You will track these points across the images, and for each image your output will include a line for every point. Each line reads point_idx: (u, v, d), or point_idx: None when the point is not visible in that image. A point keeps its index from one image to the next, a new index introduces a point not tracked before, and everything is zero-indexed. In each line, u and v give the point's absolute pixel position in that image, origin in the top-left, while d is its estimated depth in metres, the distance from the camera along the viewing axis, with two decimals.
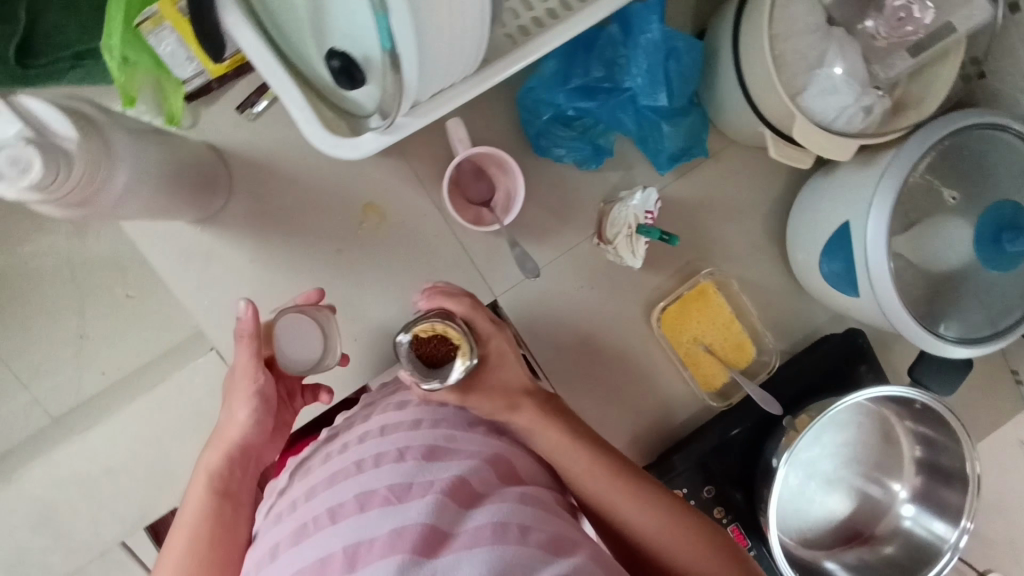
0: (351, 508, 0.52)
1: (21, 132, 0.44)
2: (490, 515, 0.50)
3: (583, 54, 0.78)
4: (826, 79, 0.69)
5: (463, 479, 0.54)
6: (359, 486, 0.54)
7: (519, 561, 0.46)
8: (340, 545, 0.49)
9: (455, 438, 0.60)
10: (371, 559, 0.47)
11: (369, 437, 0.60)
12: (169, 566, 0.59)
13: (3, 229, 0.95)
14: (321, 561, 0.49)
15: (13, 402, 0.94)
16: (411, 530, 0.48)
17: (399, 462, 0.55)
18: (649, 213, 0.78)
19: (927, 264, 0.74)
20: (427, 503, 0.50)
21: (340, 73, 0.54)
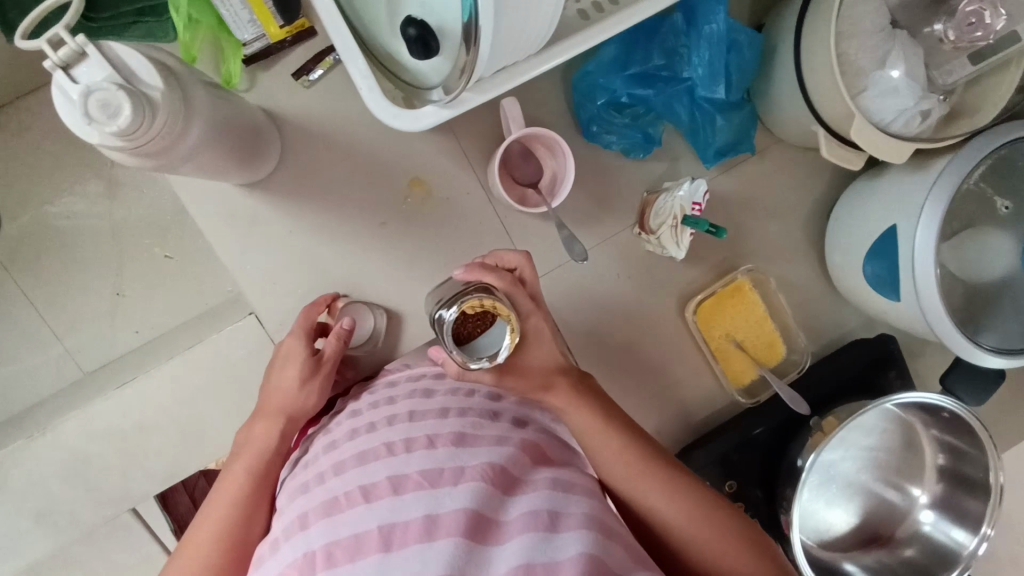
0: (385, 490, 0.51)
1: (111, 78, 0.44)
2: (528, 506, 0.50)
3: (644, 41, 0.78)
4: (886, 81, 0.71)
5: (497, 467, 0.53)
6: (391, 468, 0.53)
7: (558, 547, 0.46)
8: (374, 523, 0.48)
9: (482, 426, 0.59)
10: (406, 540, 0.46)
11: (397, 423, 0.59)
12: (212, 516, 0.59)
13: (46, 181, 0.95)
14: (354, 538, 0.48)
15: (48, 353, 0.95)
16: (448, 516, 0.48)
17: (431, 448, 0.54)
18: (696, 205, 0.78)
19: (971, 272, 0.75)
20: (462, 491, 0.50)
21: (415, 42, 0.55)
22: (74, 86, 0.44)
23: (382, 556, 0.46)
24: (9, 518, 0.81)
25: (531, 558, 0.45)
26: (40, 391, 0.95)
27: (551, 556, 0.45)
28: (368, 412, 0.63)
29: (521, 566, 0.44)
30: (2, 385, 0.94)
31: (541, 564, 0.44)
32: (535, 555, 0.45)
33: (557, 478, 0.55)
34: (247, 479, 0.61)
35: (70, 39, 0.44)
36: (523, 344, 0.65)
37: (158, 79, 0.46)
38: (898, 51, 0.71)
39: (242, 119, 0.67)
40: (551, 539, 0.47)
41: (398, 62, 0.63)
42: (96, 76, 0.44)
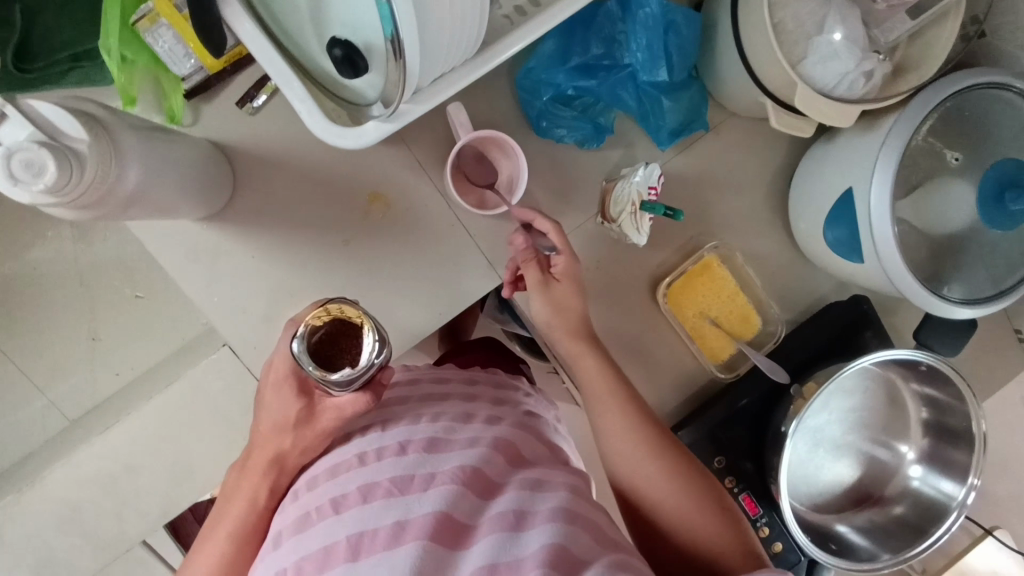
0: (354, 498, 0.52)
1: (33, 135, 0.44)
2: (503, 505, 0.51)
3: (581, 32, 0.78)
4: (827, 46, 0.71)
5: (468, 467, 0.54)
6: (360, 478, 0.54)
7: (524, 547, 0.48)
8: (343, 533, 0.49)
9: (455, 430, 0.60)
10: (373, 548, 0.48)
11: (371, 431, 0.60)
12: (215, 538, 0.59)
13: (7, 235, 0.95)
14: (324, 550, 0.49)
15: (32, 405, 0.95)
16: (416, 521, 0.49)
17: (402, 455, 0.55)
18: (652, 189, 0.79)
19: (931, 226, 0.75)
20: (431, 495, 0.51)
21: (343, 62, 0.55)
22: None
23: (349, 564, 0.47)
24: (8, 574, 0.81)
25: (492, 557, 0.47)
26: (26, 443, 0.95)
27: (516, 555, 0.47)
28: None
29: (485, 565, 0.46)
30: None
31: (504, 564, 0.47)
32: (500, 555, 0.47)
33: (535, 479, 0.56)
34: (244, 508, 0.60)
35: None
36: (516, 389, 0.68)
37: (83, 130, 0.46)
38: (834, 14, 0.71)
39: (188, 157, 0.66)
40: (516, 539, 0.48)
41: (335, 82, 0.63)
42: (19, 135, 0.44)
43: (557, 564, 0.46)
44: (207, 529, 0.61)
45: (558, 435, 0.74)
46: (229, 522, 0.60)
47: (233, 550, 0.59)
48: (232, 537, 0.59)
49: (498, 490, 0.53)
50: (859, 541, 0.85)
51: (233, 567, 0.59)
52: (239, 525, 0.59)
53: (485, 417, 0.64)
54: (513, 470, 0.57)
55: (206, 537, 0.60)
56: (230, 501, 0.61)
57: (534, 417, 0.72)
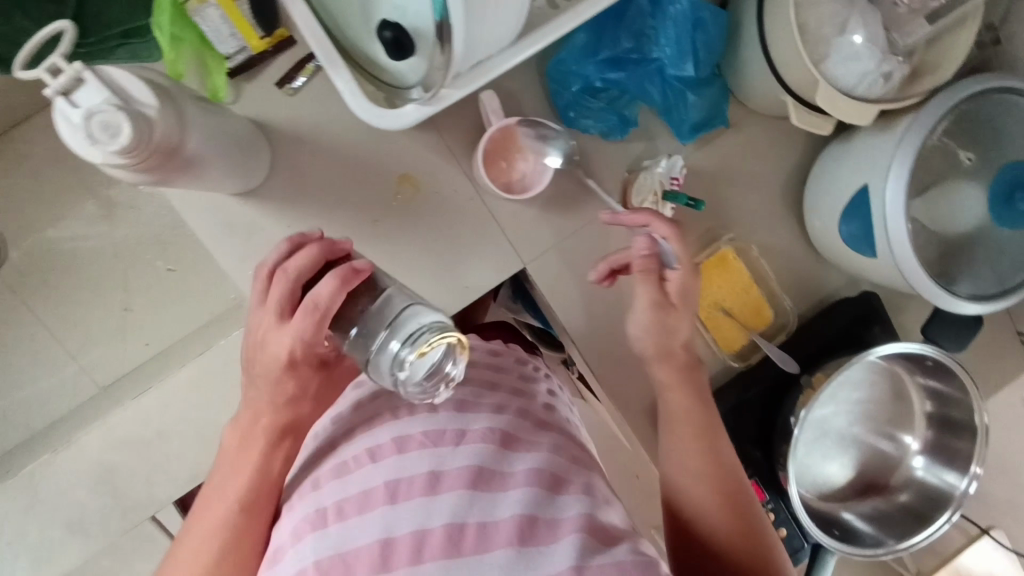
0: (389, 449, 0.55)
1: (109, 99, 0.47)
2: (530, 462, 0.56)
3: (612, 25, 0.80)
4: (849, 46, 0.74)
5: (495, 430, 0.59)
6: (394, 430, 0.57)
7: (558, 506, 0.53)
8: (381, 479, 0.53)
9: (481, 395, 0.64)
10: (411, 494, 0.52)
11: (403, 388, 0.63)
12: (215, 512, 0.57)
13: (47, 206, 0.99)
14: (364, 493, 0.53)
15: (64, 371, 0.98)
16: (450, 473, 0.53)
17: (434, 410, 0.59)
18: (674, 179, 0.84)
19: (943, 225, 0.77)
20: (464, 450, 0.55)
21: (392, 44, 0.58)
22: (73, 109, 0.47)
23: (388, 507, 0.51)
24: (40, 532, 0.83)
25: (528, 510, 0.51)
26: (59, 408, 0.98)
27: (551, 513, 0.52)
28: (368, 381, 0.68)
29: (521, 516, 0.51)
30: (17, 409, 0.97)
31: (541, 518, 0.51)
32: (535, 509, 0.52)
33: (557, 445, 0.61)
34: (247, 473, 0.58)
35: (68, 66, 0.46)
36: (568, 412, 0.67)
37: (153, 97, 0.49)
38: (856, 17, 0.74)
39: (233, 132, 0.69)
40: (548, 496, 0.53)
41: (377, 64, 0.66)
42: (94, 98, 0.47)
43: (587, 525, 0.52)
44: (212, 491, 0.59)
45: (568, 409, 0.77)
46: (240, 486, 0.58)
47: (245, 513, 0.57)
48: (243, 502, 0.57)
49: (526, 449, 0.58)
50: (863, 527, 0.88)
51: (234, 540, 0.56)
52: (254, 489, 0.58)
53: (508, 389, 0.69)
54: (534, 432, 0.62)
55: (214, 501, 0.58)
56: (238, 466, 0.59)
57: (541, 389, 0.75)
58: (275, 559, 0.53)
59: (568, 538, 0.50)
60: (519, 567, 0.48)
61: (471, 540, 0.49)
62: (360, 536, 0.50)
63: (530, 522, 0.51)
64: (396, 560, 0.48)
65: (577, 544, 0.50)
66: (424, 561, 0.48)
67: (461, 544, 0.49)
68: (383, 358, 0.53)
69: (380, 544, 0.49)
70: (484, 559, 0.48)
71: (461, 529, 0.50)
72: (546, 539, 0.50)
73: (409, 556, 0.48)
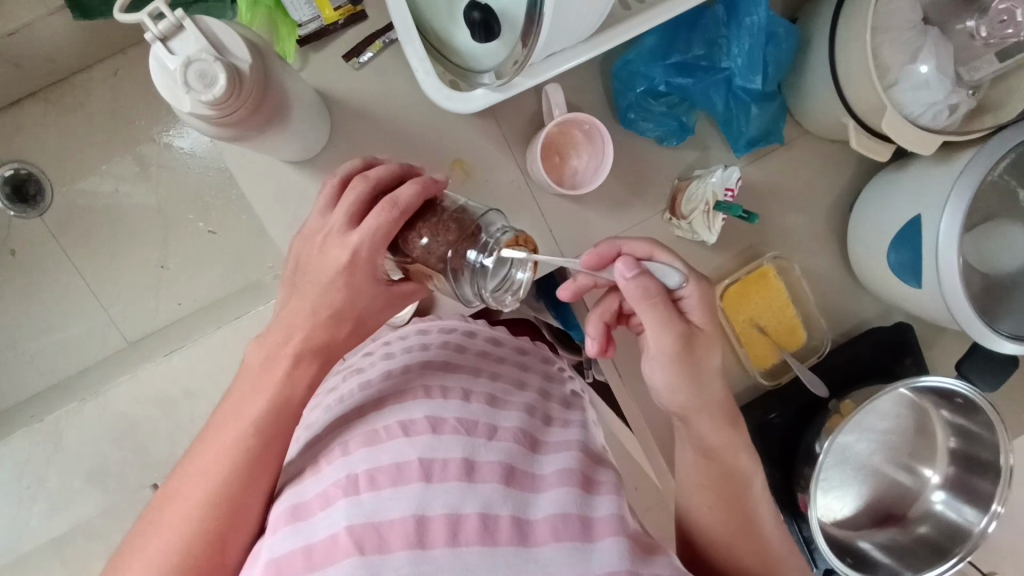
0: (423, 427, 0.56)
1: (208, 49, 0.48)
2: (558, 463, 0.58)
3: (685, 31, 0.81)
4: (917, 76, 0.74)
5: (525, 431, 0.60)
6: (427, 409, 0.58)
7: (590, 509, 0.55)
8: (414, 454, 0.53)
9: (510, 392, 0.67)
10: (446, 475, 0.52)
11: (438, 372, 0.64)
12: (221, 443, 0.57)
13: (102, 158, 1.02)
14: (397, 465, 0.53)
15: (96, 321, 1.02)
16: (484, 462, 0.54)
17: (467, 400, 0.61)
18: (728, 190, 0.82)
19: (992, 261, 0.77)
20: (496, 444, 0.57)
21: (479, 25, 0.59)
22: (171, 57, 0.48)
23: (423, 485, 0.51)
24: (60, 479, 0.84)
25: (563, 512, 0.53)
26: (92, 356, 1.02)
27: (585, 514, 0.54)
28: (402, 355, 0.69)
29: (556, 516, 0.52)
30: (56, 353, 1.02)
31: (576, 515, 0.53)
32: (571, 506, 0.53)
33: (583, 445, 0.64)
34: (257, 408, 0.59)
35: (170, 13, 0.48)
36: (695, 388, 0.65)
37: (247, 51, 0.50)
38: (929, 47, 0.75)
39: (305, 100, 0.69)
40: (583, 495, 0.55)
41: (452, 47, 0.66)
42: (191, 48, 0.48)
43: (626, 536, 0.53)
44: (230, 412, 0.60)
45: (582, 406, 0.78)
46: (256, 408, 0.59)
47: (259, 434, 0.58)
48: (259, 424, 0.58)
49: (556, 449, 0.60)
50: (881, 557, 0.87)
51: (229, 474, 0.56)
52: (269, 411, 0.59)
53: (535, 388, 0.72)
54: (560, 432, 0.64)
55: (228, 424, 0.59)
56: (259, 390, 0.60)
57: (559, 386, 0.77)
58: (295, 516, 0.53)
59: (607, 542, 0.52)
60: (559, 564, 0.50)
61: (506, 531, 0.51)
62: (394, 508, 0.50)
63: (566, 519, 0.52)
64: (430, 539, 0.49)
65: (616, 547, 0.52)
66: (459, 546, 0.49)
67: (496, 533, 0.50)
68: (469, 266, 0.60)
69: (414, 520, 0.49)
70: (521, 551, 0.50)
71: (496, 517, 0.51)
72: (584, 537, 0.52)
73: (444, 537, 0.49)
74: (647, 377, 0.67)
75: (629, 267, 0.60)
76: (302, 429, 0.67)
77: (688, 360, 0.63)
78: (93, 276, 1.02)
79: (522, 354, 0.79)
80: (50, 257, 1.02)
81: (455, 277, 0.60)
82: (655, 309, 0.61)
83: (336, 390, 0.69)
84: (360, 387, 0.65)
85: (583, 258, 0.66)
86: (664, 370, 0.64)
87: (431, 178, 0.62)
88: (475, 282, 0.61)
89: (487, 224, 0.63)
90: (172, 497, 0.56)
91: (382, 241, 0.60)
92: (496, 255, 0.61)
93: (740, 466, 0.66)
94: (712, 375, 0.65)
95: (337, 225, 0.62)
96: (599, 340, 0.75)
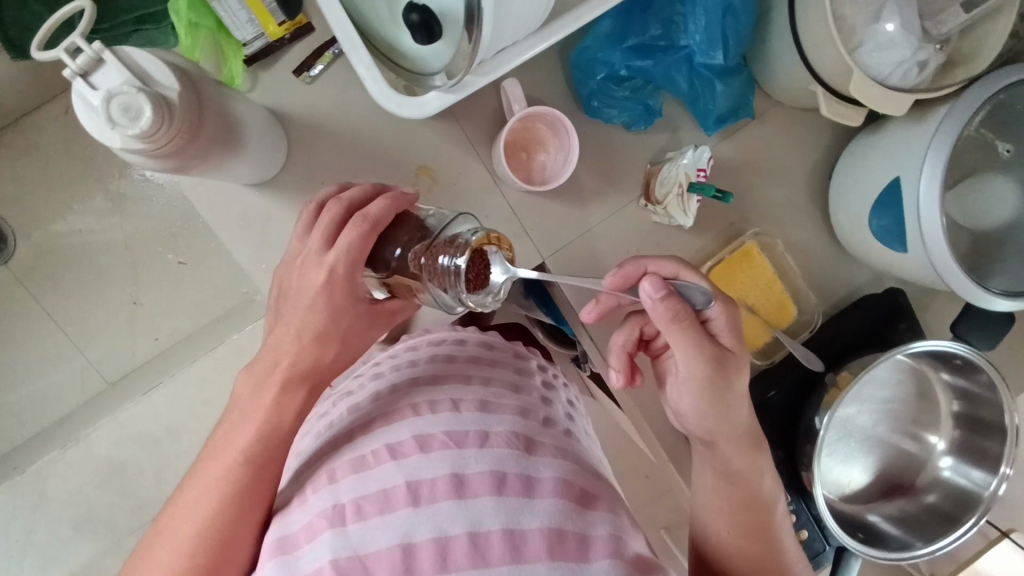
0: (411, 447, 0.54)
1: (131, 81, 0.47)
2: (554, 470, 0.55)
3: (639, 13, 0.79)
4: (881, 35, 0.72)
5: (519, 434, 0.58)
6: (415, 428, 0.56)
7: (588, 523, 0.53)
8: (401, 478, 0.52)
9: (503, 394, 0.64)
10: (434, 496, 0.51)
11: (423, 387, 0.63)
12: (213, 473, 0.56)
13: (65, 197, 1.03)
14: (384, 492, 0.52)
15: (72, 365, 1.02)
16: (474, 476, 0.52)
17: (457, 411, 0.58)
18: (700, 171, 0.80)
19: (977, 218, 0.75)
20: (488, 453, 0.54)
21: (418, 26, 0.56)
22: (95, 92, 0.47)
23: (411, 510, 0.50)
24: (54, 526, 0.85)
25: (556, 525, 0.51)
26: (72, 399, 1.02)
27: (581, 528, 0.52)
28: (391, 373, 0.67)
29: (550, 529, 0.51)
30: (34, 400, 1.02)
31: (570, 533, 0.52)
32: (565, 523, 0.52)
33: (578, 455, 0.61)
34: (245, 443, 0.57)
35: (87, 46, 0.47)
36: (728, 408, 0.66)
37: (172, 78, 0.48)
38: (891, 5, 0.73)
39: (255, 121, 0.67)
40: (579, 511, 0.54)
41: (400, 51, 0.63)
42: (114, 80, 0.47)
43: (618, 551, 0.52)
44: (216, 448, 0.59)
45: (575, 409, 0.76)
46: (248, 436, 0.58)
47: (247, 464, 0.56)
48: (248, 455, 0.57)
49: (549, 454, 0.57)
50: (890, 529, 0.86)
51: (220, 507, 0.55)
52: (257, 441, 0.58)
53: (531, 392, 0.69)
54: (556, 436, 0.62)
55: (217, 455, 0.58)
56: (245, 424, 0.59)
57: (554, 391, 0.74)
58: (282, 550, 0.52)
59: (602, 564, 0.51)
60: None
61: (498, 550, 0.49)
62: (381, 538, 0.49)
63: (559, 536, 0.51)
64: (418, 566, 0.48)
65: (609, 569, 0.51)
66: (448, 571, 0.48)
67: (488, 553, 0.49)
68: (441, 268, 0.57)
69: (401, 548, 0.49)
70: (515, 569, 0.49)
71: (485, 537, 0.50)
72: (580, 556, 0.51)
73: (432, 564, 0.48)
74: (678, 402, 0.70)
75: (656, 287, 0.58)
76: (293, 456, 0.65)
77: (717, 381, 0.64)
78: (67, 318, 1.03)
79: (518, 358, 0.77)
80: (32, 302, 1.03)
81: (431, 284, 0.58)
82: (682, 330, 0.61)
83: (325, 415, 0.67)
84: (347, 411, 0.64)
85: (608, 279, 0.67)
86: (693, 392, 0.66)
87: (402, 192, 0.62)
88: (448, 286, 0.57)
89: (457, 228, 0.61)
90: (163, 529, 0.55)
91: (359, 257, 0.59)
92: (466, 255, 0.57)
93: (764, 480, 0.68)
94: (740, 390, 0.66)
95: (314, 246, 0.60)
96: (624, 372, 0.78)
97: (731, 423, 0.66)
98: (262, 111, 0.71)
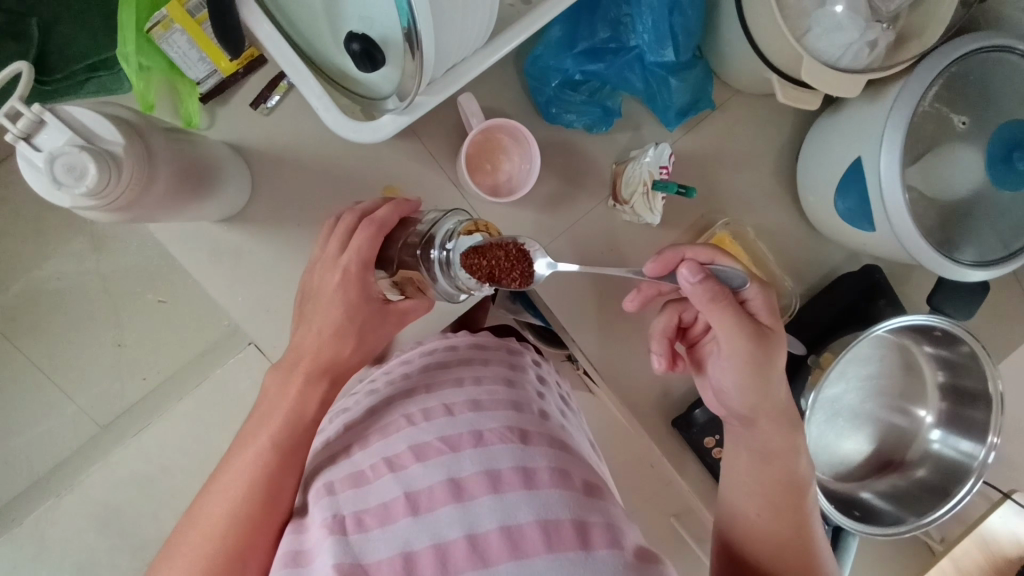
0: (409, 458, 0.55)
1: (74, 140, 0.48)
2: (549, 461, 0.55)
3: (587, 16, 0.79)
4: (830, 18, 0.72)
5: (513, 428, 0.58)
6: (410, 438, 0.57)
7: (586, 511, 0.53)
8: (399, 489, 0.53)
9: (497, 391, 0.64)
10: (433, 503, 0.52)
11: (415, 396, 0.63)
12: (234, 471, 0.58)
13: (42, 247, 1.05)
14: (383, 504, 0.53)
15: (61, 412, 1.08)
16: (469, 478, 0.53)
17: (451, 415, 0.59)
18: (663, 168, 0.80)
19: (942, 191, 0.75)
20: (482, 453, 0.55)
21: (361, 56, 0.55)
22: (39, 154, 0.48)
23: (411, 519, 0.51)
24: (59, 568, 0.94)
25: (553, 516, 0.51)
26: (61, 447, 1.08)
27: (580, 517, 0.52)
28: (384, 388, 0.68)
29: (545, 521, 0.50)
30: (27, 449, 1.07)
31: (571, 522, 0.51)
32: (564, 513, 0.51)
33: (573, 449, 0.61)
34: (254, 461, 0.58)
35: (27, 110, 0.48)
36: (770, 385, 0.66)
37: (116, 133, 0.50)
38: None
39: (211, 156, 0.67)
40: (580, 501, 0.53)
41: (350, 77, 0.63)
42: (57, 140, 0.48)
43: (616, 541, 0.51)
44: (224, 470, 0.59)
45: (571, 408, 0.76)
46: (267, 439, 0.59)
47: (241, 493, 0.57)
48: (267, 457, 0.58)
49: (543, 445, 0.57)
50: (883, 505, 0.87)
51: (243, 503, 0.56)
52: (251, 476, 0.57)
53: (525, 387, 0.69)
54: (545, 427, 0.62)
55: (237, 457, 0.59)
56: (234, 459, 0.59)
57: (548, 389, 0.74)
58: (294, 562, 0.52)
59: (603, 555, 0.50)
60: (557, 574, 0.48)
61: (496, 548, 0.49)
62: (381, 549, 0.50)
63: (555, 526, 0.50)
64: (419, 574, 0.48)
65: (610, 561, 0.49)
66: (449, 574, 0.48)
67: (486, 553, 0.49)
68: (434, 260, 0.61)
69: (401, 558, 0.49)
70: (516, 565, 0.48)
71: (484, 537, 0.50)
72: (580, 545, 0.50)
73: (433, 568, 0.48)
74: (721, 380, 0.69)
75: (693, 272, 0.63)
76: None
77: (760, 359, 0.64)
78: (52, 366, 1.07)
79: (512, 355, 0.77)
80: (20, 349, 1.06)
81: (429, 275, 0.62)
82: (724, 310, 0.63)
83: (320, 434, 0.68)
84: (337, 428, 0.66)
85: (649, 266, 0.71)
86: (738, 372, 0.65)
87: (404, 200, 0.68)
88: (444, 272, 0.62)
89: (444, 225, 0.64)
90: (188, 525, 0.57)
91: (370, 256, 0.64)
92: (455, 239, 0.62)
93: (800, 467, 0.68)
94: (780, 367, 0.66)
95: (331, 251, 0.65)
96: (666, 355, 0.78)
97: (771, 396, 0.66)
98: (221, 148, 0.72)
